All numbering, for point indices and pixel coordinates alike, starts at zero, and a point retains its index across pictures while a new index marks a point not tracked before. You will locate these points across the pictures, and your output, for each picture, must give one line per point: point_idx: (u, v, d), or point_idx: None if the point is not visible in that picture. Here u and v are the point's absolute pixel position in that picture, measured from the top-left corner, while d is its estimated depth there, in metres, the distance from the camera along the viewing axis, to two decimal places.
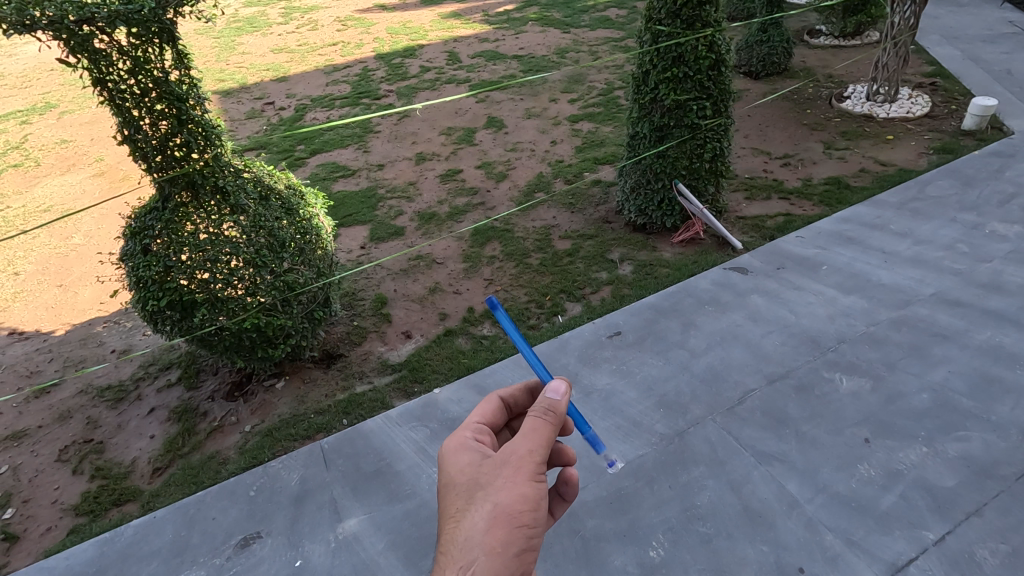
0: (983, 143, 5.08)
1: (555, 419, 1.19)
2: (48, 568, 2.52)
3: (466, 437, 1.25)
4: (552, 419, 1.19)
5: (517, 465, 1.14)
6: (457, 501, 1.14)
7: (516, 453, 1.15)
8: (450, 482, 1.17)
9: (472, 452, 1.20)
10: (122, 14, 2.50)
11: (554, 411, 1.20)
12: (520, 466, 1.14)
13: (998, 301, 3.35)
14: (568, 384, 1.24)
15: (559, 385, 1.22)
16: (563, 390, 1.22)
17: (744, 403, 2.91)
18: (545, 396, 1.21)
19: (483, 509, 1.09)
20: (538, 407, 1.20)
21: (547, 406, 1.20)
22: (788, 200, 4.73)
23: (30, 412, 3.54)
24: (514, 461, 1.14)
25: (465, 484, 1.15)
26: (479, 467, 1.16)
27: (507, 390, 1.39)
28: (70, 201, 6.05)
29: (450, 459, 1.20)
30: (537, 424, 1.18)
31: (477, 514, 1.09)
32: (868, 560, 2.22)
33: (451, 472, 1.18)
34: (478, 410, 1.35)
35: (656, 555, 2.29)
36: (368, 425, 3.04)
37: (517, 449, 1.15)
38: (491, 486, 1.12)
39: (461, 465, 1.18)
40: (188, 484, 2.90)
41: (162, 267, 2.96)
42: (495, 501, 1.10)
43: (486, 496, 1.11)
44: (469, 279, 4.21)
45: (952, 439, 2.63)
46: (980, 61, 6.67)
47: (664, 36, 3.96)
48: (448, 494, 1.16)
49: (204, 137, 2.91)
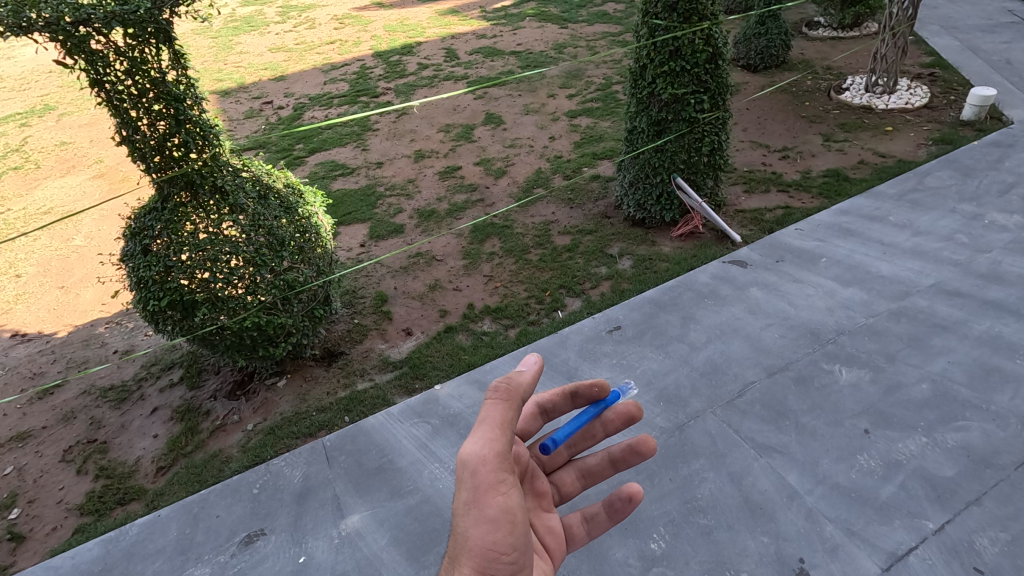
0: (982, 134, 5.07)
1: (502, 403, 1.17)
2: (54, 567, 2.54)
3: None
4: (503, 412, 1.16)
5: (473, 481, 1.11)
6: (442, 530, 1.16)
7: (468, 464, 1.12)
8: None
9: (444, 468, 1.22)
10: (118, 15, 2.51)
11: (505, 399, 1.18)
12: (475, 478, 1.11)
13: (997, 291, 3.35)
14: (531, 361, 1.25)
15: (526, 364, 1.26)
16: (528, 370, 1.25)
17: (744, 395, 2.92)
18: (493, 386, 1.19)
19: (458, 538, 1.11)
20: (488, 400, 1.18)
21: (497, 394, 1.18)
22: (786, 192, 4.74)
23: (34, 413, 3.56)
24: (468, 474, 1.12)
25: (446, 508, 1.18)
26: (447, 488, 1.17)
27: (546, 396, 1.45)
28: (71, 203, 6.06)
29: None
30: (487, 419, 1.15)
31: (454, 546, 1.11)
32: (868, 549, 2.23)
33: None
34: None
35: (658, 548, 2.30)
36: (370, 422, 3.06)
37: (467, 460, 1.12)
38: (458, 510, 1.12)
39: None
40: (192, 482, 2.92)
41: (162, 267, 2.97)
42: (466, 530, 1.10)
43: (457, 523, 1.12)
44: (469, 276, 4.22)
45: (952, 429, 2.63)
46: (979, 51, 6.65)
47: (661, 30, 3.95)
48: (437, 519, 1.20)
49: (202, 137, 2.92)
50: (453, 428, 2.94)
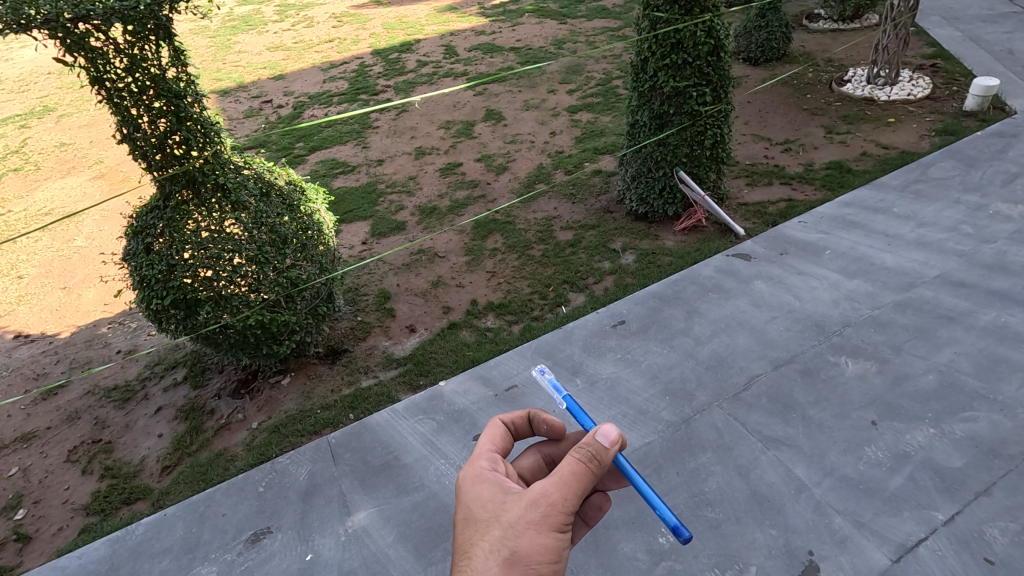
0: (985, 124, 5.04)
1: (596, 468, 1.18)
2: (61, 567, 2.54)
3: (483, 469, 1.28)
4: (595, 466, 1.18)
5: (544, 511, 1.14)
6: (472, 535, 1.16)
7: (543, 497, 1.15)
8: (469, 515, 1.20)
9: (489, 487, 1.23)
10: (117, 11, 2.49)
11: (600, 459, 1.19)
12: (547, 513, 1.14)
13: (1003, 281, 3.34)
14: (618, 433, 1.22)
15: (611, 434, 1.22)
16: (612, 439, 1.21)
17: (750, 388, 2.91)
18: (595, 441, 1.20)
19: (501, 550, 1.11)
20: (579, 453, 1.20)
21: (594, 452, 1.19)
22: (789, 184, 4.72)
23: (38, 414, 3.56)
24: (541, 505, 1.14)
25: (484, 519, 1.18)
26: (500, 504, 1.18)
27: (510, 416, 1.41)
28: (71, 204, 6.04)
29: (473, 490, 1.23)
30: (568, 471, 1.17)
31: (493, 555, 1.10)
32: (877, 541, 2.22)
33: (474, 505, 1.21)
34: (502, 436, 1.37)
35: (666, 542, 2.30)
36: (375, 419, 3.05)
37: (546, 494, 1.15)
38: (512, 528, 1.13)
39: (485, 500, 1.20)
40: (197, 481, 2.91)
41: (164, 266, 2.96)
42: (515, 545, 1.11)
43: (505, 537, 1.12)
44: (472, 272, 4.20)
45: (959, 420, 2.62)
46: (981, 42, 6.62)
47: (663, 23, 3.93)
48: (468, 527, 1.18)
49: (203, 135, 2.91)
50: (458, 425, 2.92)
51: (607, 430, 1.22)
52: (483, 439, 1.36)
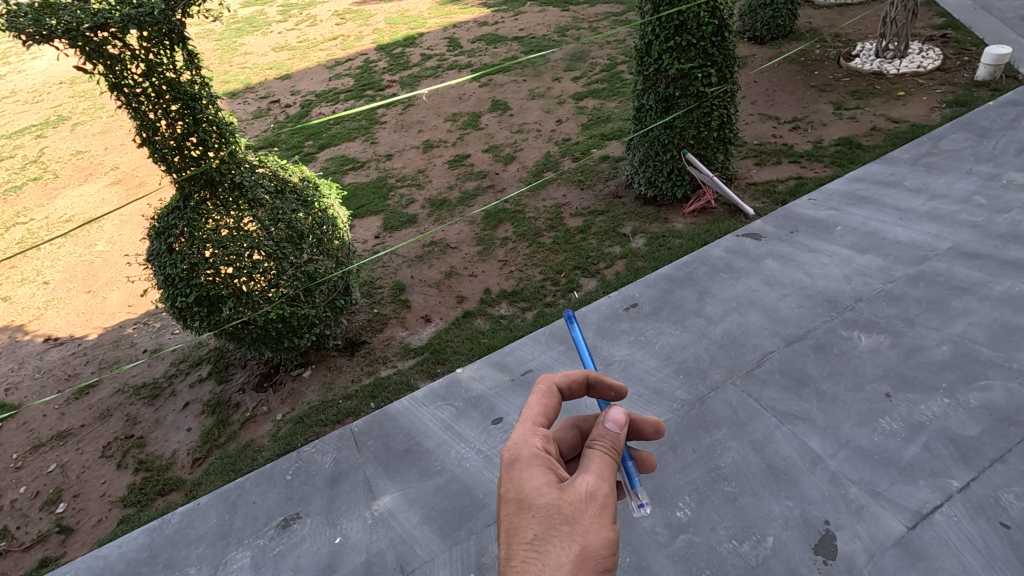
0: (998, 93, 4.97)
1: (618, 451, 1.18)
2: (103, 556, 2.65)
3: (538, 452, 1.15)
4: (615, 448, 1.17)
5: (601, 504, 1.07)
6: (535, 524, 1.03)
7: (594, 490, 1.09)
8: (524, 501, 1.07)
9: (546, 473, 1.11)
10: (134, 18, 2.57)
11: (618, 443, 1.18)
12: (604, 505, 1.08)
13: (1018, 250, 3.32)
14: (626, 414, 1.22)
15: (618, 416, 1.20)
16: (623, 421, 1.21)
17: (763, 365, 2.95)
18: (606, 426, 1.19)
19: (570, 546, 1.01)
20: (603, 440, 1.17)
21: (609, 434, 1.19)
22: (798, 162, 4.71)
23: (71, 413, 3.69)
24: (592, 499, 1.07)
25: (544, 507, 1.06)
26: (558, 493, 1.07)
27: (565, 382, 1.30)
28: (90, 210, 6.20)
29: (523, 475, 1.11)
30: (599, 459, 1.14)
31: (563, 550, 1.00)
32: (894, 509, 2.25)
33: (528, 491, 1.08)
34: (543, 412, 1.24)
35: (683, 515, 2.35)
36: (395, 407, 3.13)
37: (598, 487, 1.09)
38: (578, 523, 1.04)
39: (541, 488, 1.08)
40: (228, 471, 3.01)
41: (187, 264, 3.06)
42: (583, 540, 1.03)
43: (572, 532, 1.03)
44: (484, 262, 4.25)
45: (974, 389, 2.63)
46: (992, 9, 6.49)
47: (667, 5, 3.93)
48: (524, 516, 1.05)
49: (219, 136, 3.00)
50: (476, 409, 3.00)
51: (618, 414, 1.21)
52: (528, 412, 1.23)
